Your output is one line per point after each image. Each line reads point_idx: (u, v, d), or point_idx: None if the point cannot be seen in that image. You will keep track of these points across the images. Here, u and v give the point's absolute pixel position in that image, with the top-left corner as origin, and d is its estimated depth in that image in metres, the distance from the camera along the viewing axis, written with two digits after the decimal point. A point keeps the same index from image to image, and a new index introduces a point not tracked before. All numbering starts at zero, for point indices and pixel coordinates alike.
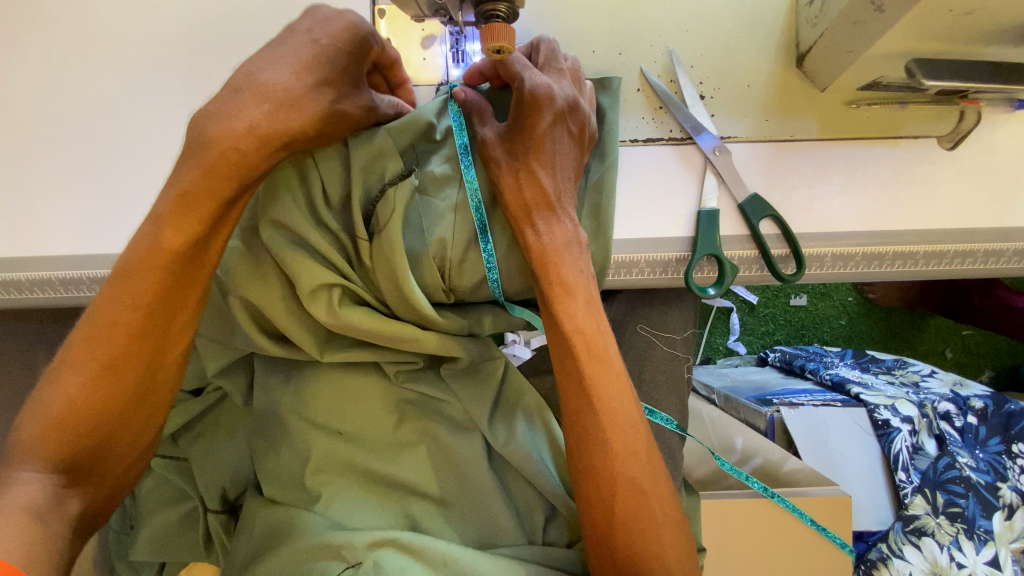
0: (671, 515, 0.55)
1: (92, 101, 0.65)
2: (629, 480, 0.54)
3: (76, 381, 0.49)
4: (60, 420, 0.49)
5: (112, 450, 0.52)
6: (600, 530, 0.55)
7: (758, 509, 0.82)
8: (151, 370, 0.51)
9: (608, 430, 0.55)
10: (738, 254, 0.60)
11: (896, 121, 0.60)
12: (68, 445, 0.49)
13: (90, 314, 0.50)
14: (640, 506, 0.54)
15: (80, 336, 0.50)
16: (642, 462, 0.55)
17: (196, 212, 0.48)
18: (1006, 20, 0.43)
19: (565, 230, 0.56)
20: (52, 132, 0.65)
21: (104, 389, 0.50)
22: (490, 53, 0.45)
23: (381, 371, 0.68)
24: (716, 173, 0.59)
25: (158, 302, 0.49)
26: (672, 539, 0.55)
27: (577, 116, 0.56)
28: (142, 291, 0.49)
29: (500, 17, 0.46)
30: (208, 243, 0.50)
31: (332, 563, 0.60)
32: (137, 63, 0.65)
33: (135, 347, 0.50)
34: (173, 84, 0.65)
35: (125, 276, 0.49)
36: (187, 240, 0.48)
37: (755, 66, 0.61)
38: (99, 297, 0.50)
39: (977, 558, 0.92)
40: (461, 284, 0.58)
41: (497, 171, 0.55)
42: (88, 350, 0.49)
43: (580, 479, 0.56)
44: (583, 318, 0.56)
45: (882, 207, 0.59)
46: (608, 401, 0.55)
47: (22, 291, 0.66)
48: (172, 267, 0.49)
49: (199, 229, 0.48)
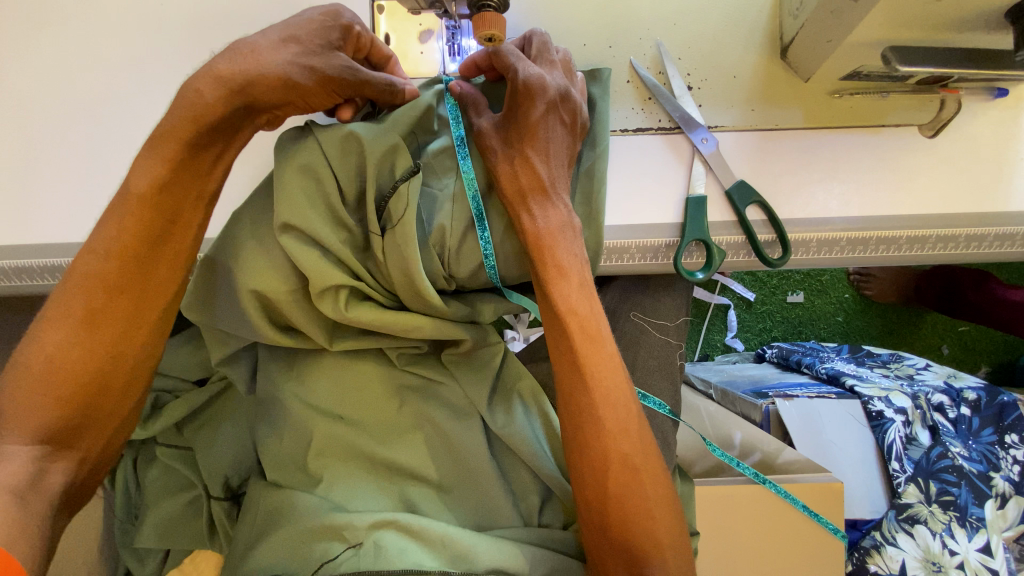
0: (662, 492, 0.56)
1: (105, 97, 0.68)
2: (620, 457, 0.56)
3: (55, 341, 0.50)
4: (39, 381, 0.50)
5: (91, 412, 0.52)
6: (594, 507, 0.56)
7: (751, 496, 0.83)
8: (127, 327, 0.52)
9: (600, 409, 0.56)
10: (725, 240, 0.61)
11: (879, 110, 0.61)
12: (48, 405, 0.50)
13: (67, 275, 0.52)
14: (631, 483, 0.55)
15: (58, 297, 0.51)
16: (634, 440, 0.57)
17: (162, 158, 0.50)
18: (974, 7, 0.45)
19: (559, 214, 0.58)
20: (65, 127, 0.68)
21: (82, 348, 0.51)
22: (484, 39, 0.55)
23: (383, 358, 0.70)
24: (704, 162, 0.61)
25: (129, 255, 0.51)
26: (664, 514, 0.56)
27: (569, 105, 0.58)
28: (114, 245, 0.51)
29: (491, 6, 0.54)
30: (176, 193, 0.52)
31: (333, 544, 0.61)
32: (145, 58, 0.68)
33: (110, 302, 0.51)
34: (180, 79, 0.68)
35: (98, 231, 0.51)
36: (153, 182, 0.51)
37: (740, 58, 0.63)
38: (76, 258, 0.52)
39: (969, 545, 0.94)
40: (461, 271, 0.60)
41: (493, 159, 0.57)
42: (66, 305, 0.51)
43: (574, 457, 0.57)
44: (577, 299, 0.57)
45: (865, 193, 0.61)
46: (600, 380, 0.57)
47: (33, 278, 0.68)
48: (142, 218, 0.51)
49: (163, 175, 0.51)
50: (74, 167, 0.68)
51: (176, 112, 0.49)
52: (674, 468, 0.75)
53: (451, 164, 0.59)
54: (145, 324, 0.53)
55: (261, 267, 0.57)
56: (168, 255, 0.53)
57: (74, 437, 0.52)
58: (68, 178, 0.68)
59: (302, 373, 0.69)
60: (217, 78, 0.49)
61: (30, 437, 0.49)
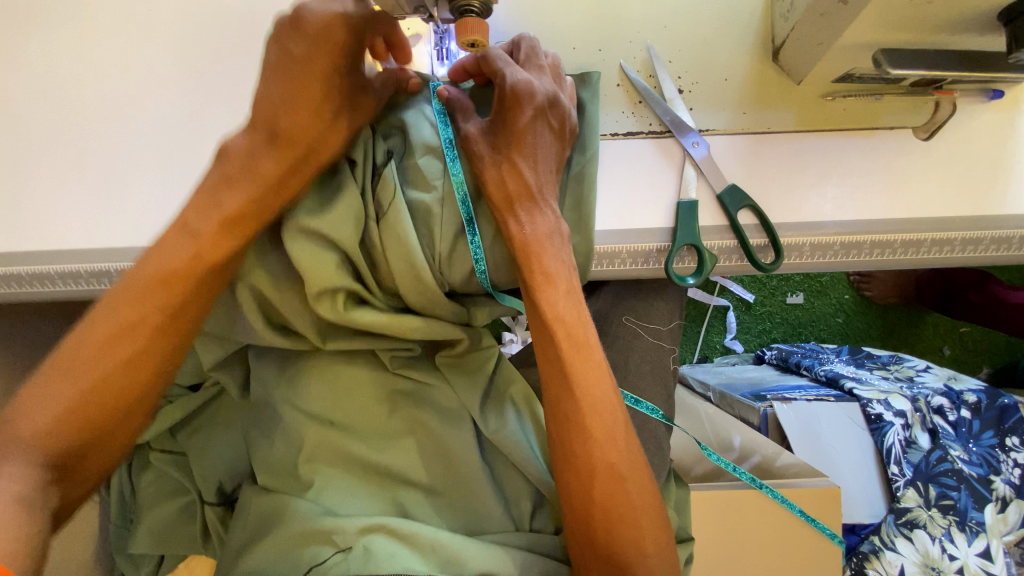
0: (648, 501, 0.56)
1: (92, 99, 0.66)
2: (607, 466, 0.55)
3: (93, 376, 0.51)
4: (70, 410, 0.51)
5: (105, 442, 0.54)
6: (579, 516, 0.56)
7: (747, 500, 0.83)
8: (162, 368, 0.55)
9: (587, 418, 0.56)
10: (717, 244, 0.61)
11: (873, 112, 0.61)
12: (73, 434, 0.51)
13: (113, 312, 0.53)
14: (617, 493, 0.55)
15: (100, 330, 0.53)
16: (621, 449, 0.56)
17: (237, 231, 0.55)
18: (964, 9, 0.45)
19: (547, 221, 0.58)
20: (47, 128, 0.66)
21: (117, 386, 0.53)
22: (465, 46, 0.52)
23: (376, 363, 0.69)
24: (695, 166, 0.60)
25: (183, 309, 0.55)
26: (649, 523, 0.55)
27: (558, 111, 0.57)
28: (168, 295, 0.54)
29: (474, 12, 0.51)
30: (234, 260, 0.57)
31: (322, 550, 0.61)
32: (131, 60, 0.67)
33: (153, 348, 0.54)
34: (168, 81, 0.67)
35: (156, 277, 0.54)
36: (219, 252, 0.55)
37: (732, 61, 0.62)
38: (122, 296, 0.53)
39: (969, 550, 0.93)
40: (453, 277, 0.60)
41: (481, 165, 0.57)
42: (109, 344, 0.52)
43: (562, 465, 0.57)
44: (565, 306, 0.57)
45: (860, 197, 0.60)
46: (587, 387, 0.56)
47: (22, 284, 0.65)
48: (201, 279, 0.55)
49: (233, 247, 0.55)
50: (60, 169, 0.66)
51: (238, 189, 0.55)
52: (669, 473, 0.74)
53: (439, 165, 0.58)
54: (173, 367, 0.57)
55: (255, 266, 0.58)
56: (205, 310, 0.57)
57: (82, 460, 0.53)
58: (51, 185, 0.65)
59: (294, 378, 0.68)
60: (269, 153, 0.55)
61: (44, 462, 0.50)
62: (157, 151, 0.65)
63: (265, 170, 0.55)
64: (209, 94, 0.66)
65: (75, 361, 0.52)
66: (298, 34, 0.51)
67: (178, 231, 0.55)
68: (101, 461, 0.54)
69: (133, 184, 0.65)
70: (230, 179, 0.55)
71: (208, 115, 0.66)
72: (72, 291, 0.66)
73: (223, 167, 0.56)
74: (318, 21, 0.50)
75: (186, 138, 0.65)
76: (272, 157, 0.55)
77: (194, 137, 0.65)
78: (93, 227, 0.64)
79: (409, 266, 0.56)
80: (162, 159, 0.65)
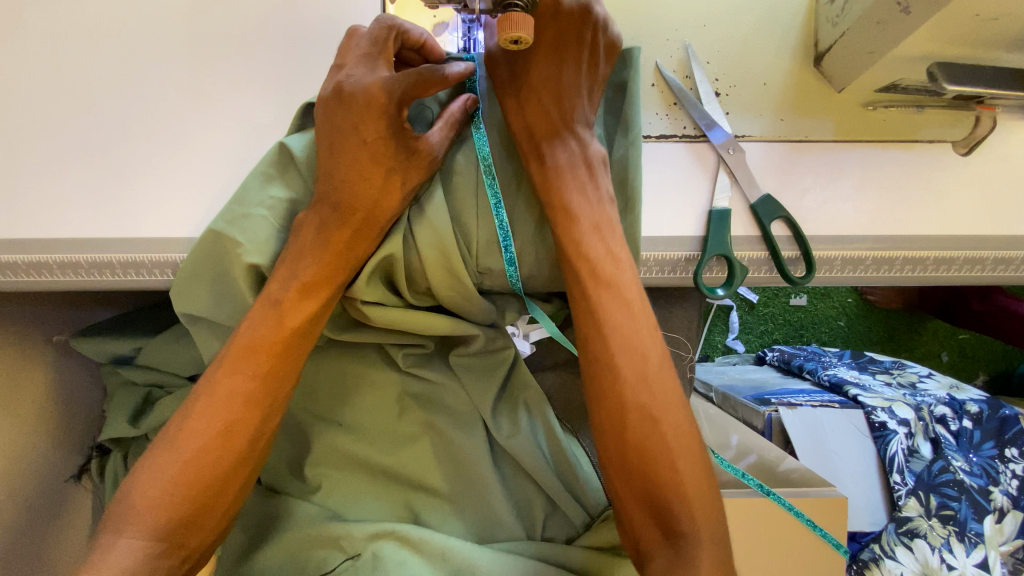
0: (686, 444, 0.50)
1: (91, 67, 0.60)
2: (637, 408, 0.50)
3: (194, 446, 0.51)
4: (174, 483, 0.50)
5: (206, 514, 0.52)
6: (612, 451, 0.51)
7: (760, 512, 0.76)
8: (257, 434, 0.54)
9: (619, 358, 0.51)
10: (748, 255, 0.58)
11: (912, 124, 0.59)
12: (177, 506, 0.50)
13: (209, 389, 0.53)
14: (651, 436, 0.50)
15: (198, 406, 0.53)
16: (656, 390, 0.51)
17: (316, 298, 0.55)
18: (1010, 19, 0.46)
19: (569, 152, 0.55)
20: (39, 100, 0.60)
21: (213, 454, 0.52)
22: (507, 44, 0.45)
23: (393, 362, 0.67)
24: (728, 172, 0.58)
25: (272, 375, 0.54)
26: (689, 469, 0.50)
27: (586, 20, 0.54)
28: (259, 364, 0.53)
29: (517, 6, 0.45)
30: (317, 324, 0.56)
31: (332, 554, 0.61)
32: (130, 23, 0.60)
33: (245, 415, 0.53)
34: (172, 50, 0.60)
35: (245, 351, 0.53)
36: (305, 318, 0.55)
37: (771, 65, 0.61)
38: (215, 374, 0.54)
39: (967, 560, 0.94)
40: (490, 266, 0.57)
41: (506, 101, 0.56)
42: (206, 419, 0.52)
43: (596, 408, 0.52)
44: (589, 241, 0.53)
45: (896, 210, 0.58)
46: (620, 327, 0.52)
47: (19, 274, 0.59)
48: (287, 347, 0.54)
49: (315, 312, 0.55)
50: (53, 148, 0.59)
51: (316, 257, 0.54)
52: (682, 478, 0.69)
53: (468, 153, 0.57)
54: (265, 434, 0.55)
55: (262, 250, 0.55)
56: (292, 368, 0.55)
57: (186, 535, 0.51)
58: (54, 166, 0.59)
59: (306, 375, 0.68)
60: (337, 213, 0.54)
61: (148, 541, 0.49)
62: (171, 132, 0.60)
63: (335, 238, 0.54)
64: (228, 68, 0.60)
65: (178, 437, 0.52)
66: (344, 108, 0.52)
67: (257, 304, 0.55)
68: (205, 535, 0.52)
69: (146, 166, 0.59)
70: (300, 253, 0.54)
71: (226, 91, 0.60)
72: (65, 283, 0.60)
73: (292, 245, 0.55)
74: (362, 91, 0.51)
75: (202, 117, 0.60)
76: (328, 233, 0.54)
77: (204, 115, 0.60)
78: (100, 213, 0.58)
79: (441, 250, 0.55)
80: (174, 140, 0.59)
